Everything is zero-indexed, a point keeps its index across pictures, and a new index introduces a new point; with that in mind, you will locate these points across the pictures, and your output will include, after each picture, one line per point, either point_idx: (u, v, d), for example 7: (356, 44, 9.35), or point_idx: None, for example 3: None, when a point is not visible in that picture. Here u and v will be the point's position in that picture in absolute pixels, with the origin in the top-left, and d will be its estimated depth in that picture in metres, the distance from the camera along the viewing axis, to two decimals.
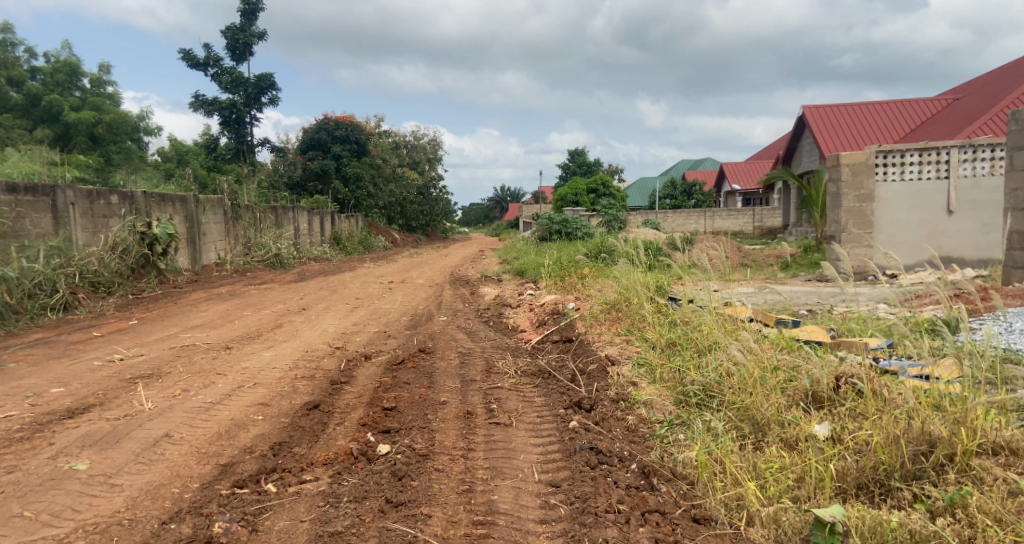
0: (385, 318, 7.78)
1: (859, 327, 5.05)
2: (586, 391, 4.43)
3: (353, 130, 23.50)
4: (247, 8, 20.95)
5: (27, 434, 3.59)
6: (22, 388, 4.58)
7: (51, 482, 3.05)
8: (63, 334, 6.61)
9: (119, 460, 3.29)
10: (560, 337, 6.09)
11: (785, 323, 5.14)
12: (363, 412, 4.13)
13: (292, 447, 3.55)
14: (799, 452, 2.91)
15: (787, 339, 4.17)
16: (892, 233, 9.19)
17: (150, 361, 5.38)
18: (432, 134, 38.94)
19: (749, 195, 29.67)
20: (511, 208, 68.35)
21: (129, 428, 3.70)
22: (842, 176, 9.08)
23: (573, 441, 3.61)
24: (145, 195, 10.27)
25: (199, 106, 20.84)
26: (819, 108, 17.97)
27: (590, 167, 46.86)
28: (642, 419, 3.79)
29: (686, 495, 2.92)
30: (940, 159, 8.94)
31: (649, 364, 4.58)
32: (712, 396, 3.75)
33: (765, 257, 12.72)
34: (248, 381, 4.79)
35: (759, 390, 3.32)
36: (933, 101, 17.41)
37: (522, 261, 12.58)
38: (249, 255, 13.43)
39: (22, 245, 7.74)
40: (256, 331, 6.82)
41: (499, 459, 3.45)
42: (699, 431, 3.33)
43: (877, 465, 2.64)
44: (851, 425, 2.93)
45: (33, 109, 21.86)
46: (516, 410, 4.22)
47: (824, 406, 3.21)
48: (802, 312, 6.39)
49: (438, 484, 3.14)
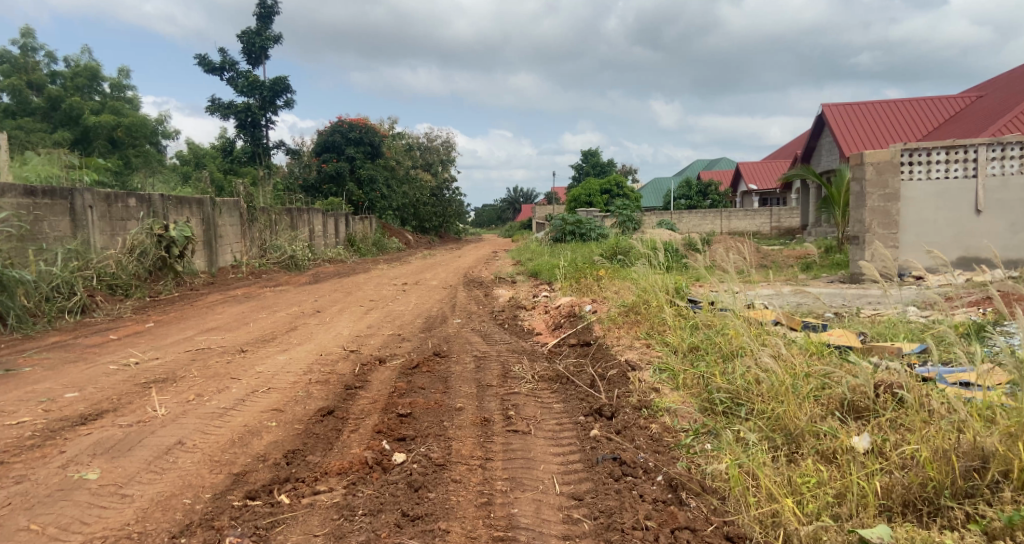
0: (399, 320, 7.69)
1: (890, 332, 4.87)
2: (607, 397, 4.30)
3: (367, 132, 23.25)
4: (264, 11, 21.01)
5: (38, 442, 3.52)
6: (36, 393, 4.53)
7: (60, 493, 2.97)
8: (80, 337, 6.57)
9: (130, 469, 3.21)
10: (578, 340, 5.96)
11: (813, 328, 4.99)
12: (378, 419, 4.02)
13: (306, 455, 3.45)
14: (837, 466, 2.78)
15: (816, 343, 4.03)
16: (920, 233, 8.91)
17: (165, 365, 5.31)
18: (445, 136, 38.86)
19: (767, 196, 29.35)
20: (524, 210, 68.18)
21: (141, 435, 3.62)
22: (866, 174, 8.85)
23: (595, 451, 3.49)
24: (162, 198, 10.27)
25: (216, 109, 20.95)
26: (839, 106, 17.69)
27: (604, 167, 46.65)
28: (666, 427, 3.66)
29: (716, 510, 2.79)
30: (967, 157, 8.76)
31: (671, 369, 4.46)
32: (740, 404, 3.62)
33: (785, 257, 12.50)
34: (262, 386, 4.71)
35: (792, 398, 3.19)
36: (957, 98, 17.10)
37: (537, 263, 12.47)
38: (265, 257, 13.42)
39: (40, 248, 7.73)
40: (272, 334, 6.75)
41: (518, 470, 3.33)
42: (728, 442, 3.21)
43: (924, 481, 2.51)
44: (894, 437, 2.79)
45: (54, 113, 22.13)
46: (534, 417, 4.11)
47: (862, 416, 3.08)
48: (828, 316, 6.21)
49: (456, 497, 3.03)
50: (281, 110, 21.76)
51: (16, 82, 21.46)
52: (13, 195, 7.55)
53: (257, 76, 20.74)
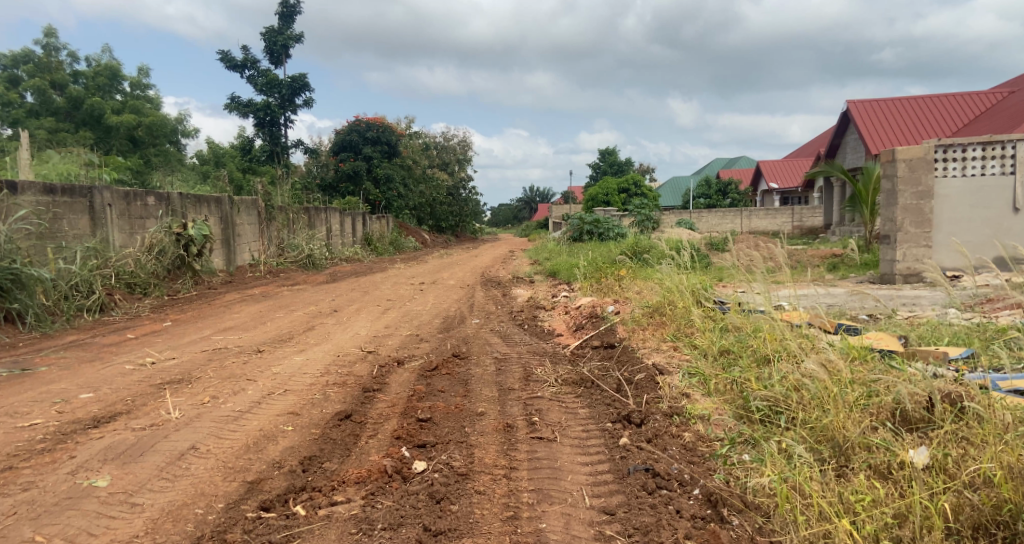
0: (417, 320, 7.55)
1: (932, 335, 4.63)
2: (636, 403, 4.12)
3: (385, 131, 23.20)
4: (285, 10, 21.04)
5: (48, 446, 3.41)
6: (50, 394, 4.43)
7: (68, 502, 2.85)
8: (96, 336, 6.50)
9: (142, 476, 3.08)
10: (600, 342, 5.77)
11: (851, 330, 4.75)
12: (397, 423, 3.87)
13: (323, 462, 3.31)
14: (896, 484, 2.64)
15: (858, 347, 3.81)
16: (953, 232, 8.61)
17: (181, 366, 5.21)
18: (462, 136, 38.68)
19: (787, 195, 28.96)
20: (542, 209, 67.94)
21: (153, 439, 3.48)
22: (897, 171, 8.56)
23: (625, 461, 3.33)
24: (180, 196, 10.24)
25: (235, 108, 21.01)
26: (865, 102, 17.30)
27: (622, 167, 46.33)
28: (699, 436, 3.51)
29: (761, 529, 2.68)
30: (1005, 153, 8.49)
31: (701, 373, 4.27)
32: (779, 413, 3.43)
33: (810, 256, 12.17)
34: (279, 388, 4.58)
35: (841, 410, 3.02)
36: (988, 95, 16.72)
37: (555, 262, 12.30)
38: (282, 256, 13.34)
39: (59, 246, 7.69)
40: (289, 334, 6.64)
41: (545, 481, 3.17)
42: (770, 454, 3.06)
43: (998, 503, 2.38)
44: (958, 451, 2.65)
45: (76, 112, 22.32)
46: (559, 423, 3.93)
47: (917, 428, 2.93)
48: (862, 317, 5.97)
49: (480, 510, 2.88)
50: (300, 110, 21.81)
51: (39, 82, 21.59)
52: (32, 193, 7.52)
53: (276, 75, 20.78)
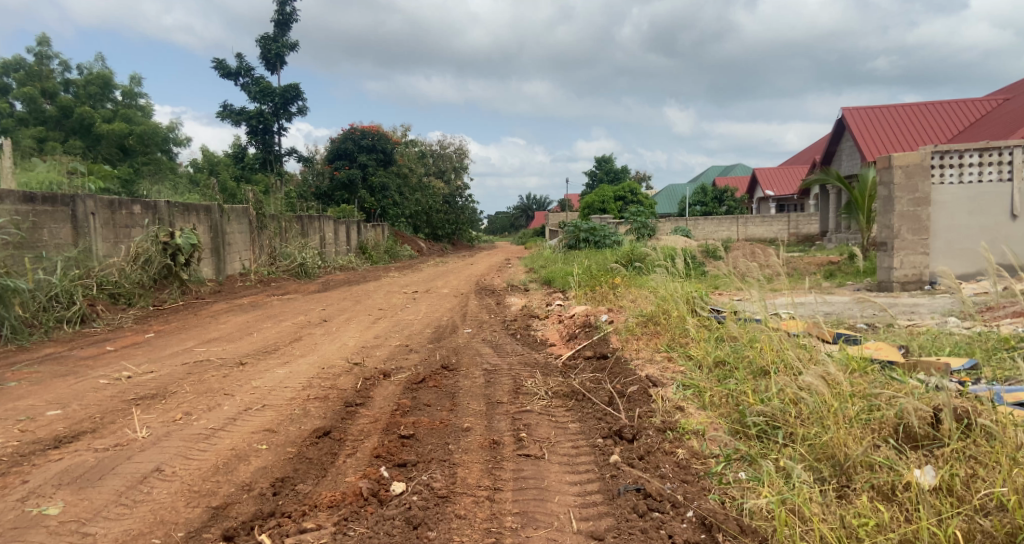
0: (407, 330, 7.36)
1: (933, 344, 4.46)
2: (627, 417, 3.93)
3: (379, 139, 23.08)
4: (281, 18, 20.93)
5: (3, 469, 3.22)
6: (17, 411, 4.24)
7: (14, 532, 2.66)
8: (74, 349, 6.29)
9: (98, 502, 2.89)
10: (594, 353, 5.57)
11: (849, 340, 4.58)
12: (378, 440, 3.69)
13: (296, 484, 3.12)
14: (900, 507, 2.47)
15: (858, 359, 3.63)
16: (951, 239, 8.46)
17: (158, 380, 5.01)
18: (458, 143, 38.51)
19: (784, 201, 28.98)
20: (538, 215, 67.71)
21: (115, 461, 3.29)
22: (894, 178, 8.41)
23: (615, 480, 3.15)
24: (168, 205, 10.04)
25: (228, 115, 20.89)
26: (860, 109, 17.21)
27: (618, 175, 46.31)
28: (693, 453, 3.33)
29: None
30: (1002, 160, 8.40)
31: (696, 386, 4.09)
32: (777, 428, 3.26)
33: (808, 264, 12.01)
34: (257, 403, 4.38)
35: (841, 426, 2.86)
36: (982, 102, 16.70)
37: (550, 270, 12.13)
38: (274, 265, 13.14)
39: (38, 256, 7.49)
40: (274, 345, 6.45)
41: (529, 502, 2.99)
42: (770, 472, 2.89)
43: (1011, 530, 2.22)
44: (967, 471, 2.49)
45: (66, 121, 22.16)
46: (548, 439, 3.75)
47: (921, 445, 2.78)
48: (860, 326, 5.81)
49: (458, 537, 2.70)
50: (293, 118, 21.70)
51: (29, 91, 21.47)
52: (11, 201, 7.30)
53: (270, 83, 20.65)
